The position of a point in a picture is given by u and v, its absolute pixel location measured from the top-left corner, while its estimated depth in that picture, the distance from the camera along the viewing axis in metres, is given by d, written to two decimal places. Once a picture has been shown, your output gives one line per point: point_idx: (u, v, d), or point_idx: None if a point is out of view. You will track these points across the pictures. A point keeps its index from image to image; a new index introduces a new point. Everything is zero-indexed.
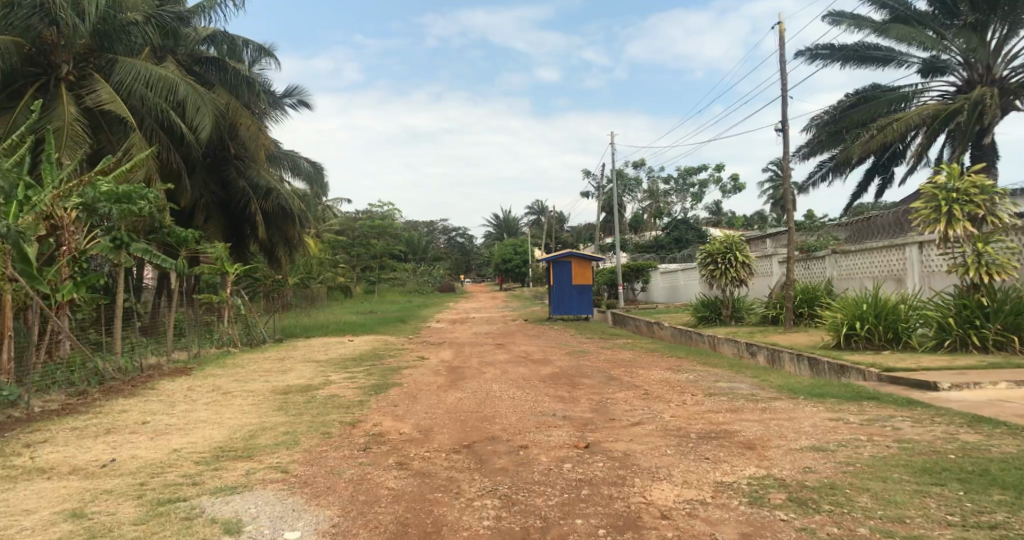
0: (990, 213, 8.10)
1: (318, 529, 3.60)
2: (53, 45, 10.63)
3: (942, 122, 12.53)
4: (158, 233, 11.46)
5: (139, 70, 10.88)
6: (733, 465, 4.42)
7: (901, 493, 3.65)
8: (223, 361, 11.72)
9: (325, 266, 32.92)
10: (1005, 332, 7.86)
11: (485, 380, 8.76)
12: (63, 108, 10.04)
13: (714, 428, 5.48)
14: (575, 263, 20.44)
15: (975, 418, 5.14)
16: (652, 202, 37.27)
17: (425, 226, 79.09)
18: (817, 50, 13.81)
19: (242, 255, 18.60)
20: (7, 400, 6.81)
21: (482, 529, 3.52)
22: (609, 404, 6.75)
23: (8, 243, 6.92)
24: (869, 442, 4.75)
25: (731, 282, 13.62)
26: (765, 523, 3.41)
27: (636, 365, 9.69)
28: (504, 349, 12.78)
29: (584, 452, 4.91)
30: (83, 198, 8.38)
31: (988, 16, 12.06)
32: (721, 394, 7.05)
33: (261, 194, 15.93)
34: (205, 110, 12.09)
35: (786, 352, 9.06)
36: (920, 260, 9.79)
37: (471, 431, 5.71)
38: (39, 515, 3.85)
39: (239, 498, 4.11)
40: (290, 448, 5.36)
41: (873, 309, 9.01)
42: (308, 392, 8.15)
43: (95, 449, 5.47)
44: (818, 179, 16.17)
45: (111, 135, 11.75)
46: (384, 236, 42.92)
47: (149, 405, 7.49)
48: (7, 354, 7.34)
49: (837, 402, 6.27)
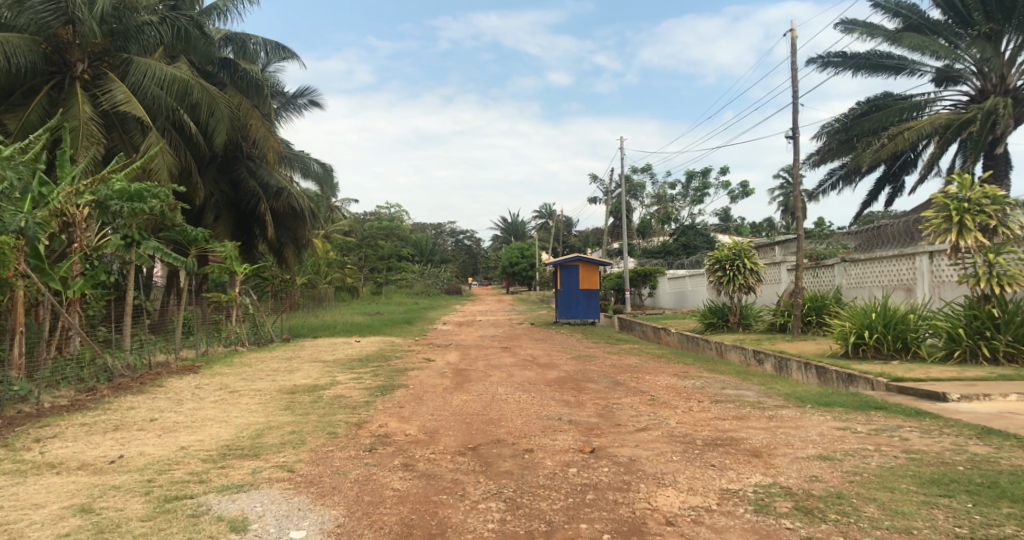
0: (1002, 224, 8.05)
1: (323, 528, 3.62)
2: (69, 43, 10.75)
3: (954, 132, 12.45)
4: (170, 232, 11.59)
5: (153, 71, 10.97)
6: (739, 472, 4.40)
7: (909, 504, 3.63)
8: (230, 360, 11.79)
9: (332, 267, 33.06)
10: (1015, 344, 7.80)
11: (491, 383, 8.76)
12: (77, 107, 10.11)
13: (720, 435, 5.45)
14: (582, 267, 20.40)
15: (985, 430, 5.09)
16: (659, 207, 37.27)
17: (433, 228, 79.76)
18: (828, 58, 13.81)
19: (251, 255, 18.77)
20: (18, 395, 6.90)
21: (486, 532, 3.53)
22: (615, 409, 6.75)
23: (25, 236, 7.17)
24: (877, 452, 4.72)
25: (739, 289, 13.55)
26: (771, 532, 3.40)
27: (643, 371, 9.67)
28: (509, 352, 12.78)
29: (589, 457, 4.90)
30: (96, 196, 8.51)
31: (1002, 26, 11.97)
32: (728, 401, 7.03)
33: (272, 193, 16.14)
34: (218, 113, 12.27)
35: (794, 361, 9.00)
36: (930, 270, 9.73)
37: (477, 434, 5.72)
38: (47, 510, 3.88)
39: (246, 496, 4.15)
40: (295, 447, 5.38)
41: (882, 317, 8.92)
42: (314, 392, 8.18)
43: (104, 445, 5.51)
44: (828, 187, 16.10)
45: (124, 134, 11.83)
46: (391, 238, 43.11)
47: (157, 402, 7.54)
48: (19, 350, 7.40)
49: (845, 411, 6.22)
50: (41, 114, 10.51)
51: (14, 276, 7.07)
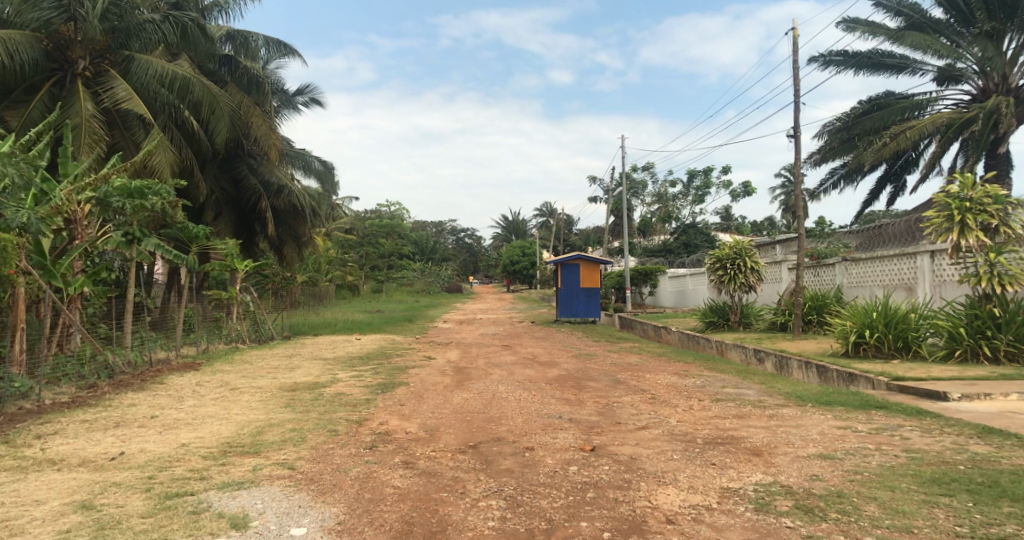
0: (1003, 224, 8.02)
1: (323, 525, 3.62)
2: (71, 40, 10.77)
3: (955, 131, 12.43)
4: (171, 229, 11.57)
5: (154, 68, 10.97)
6: (739, 471, 4.40)
7: (909, 503, 3.63)
8: (231, 357, 11.81)
9: (332, 266, 33.05)
10: (1016, 343, 7.80)
11: (491, 381, 8.77)
12: (79, 104, 10.12)
13: (721, 434, 5.45)
14: (583, 266, 20.40)
15: (986, 430, 5.08)
16: (660, 206, 37.25)
17: (433, 227, 79.85)
18: (830, 56, 13.78)
19: (252, 253, 18.77)
20: (19, 391, 6.91)
21: (486, 529, 3.53)
22: (615, 407, 6.75)
23: (26, 233, 7.14)
24: (877, 451, 4.72)
25: (739, 288, 13.54)
26: (771, 530, 3.40)
27: (643, 369, 9.66)
28: (510, 350, 12.79)
29: (589, 455, 4.91)
30: (96, 193, 8.51)
31: (1005, 25, 11.93)
32: (729, 400, 7.03)
33: (273, 191, 16.16)
34: (219, 111, 12.28)
35: (795, 360, 8.99)
36: (931, 270, 9.72)
37: (477, 432, 5.72)
38: (48, 506, 3.89)
39: (246, 493, 4.15)
40: (296, 445, 5.38)
41: (883, 316, 8.90)
42: (315, 390, 8.18)
43: (105, 442, 5.51)
44: (829, 187, 16.08)
45: (125, 131, 11.83)
46: (392, 236, 43.10)
47: (157, 399, 7.54)
48: (19, 346, 7.39)
49: (845, 410, 6.21)
50: (42, 110, 10.52)
51: (15, 273, 7.09)
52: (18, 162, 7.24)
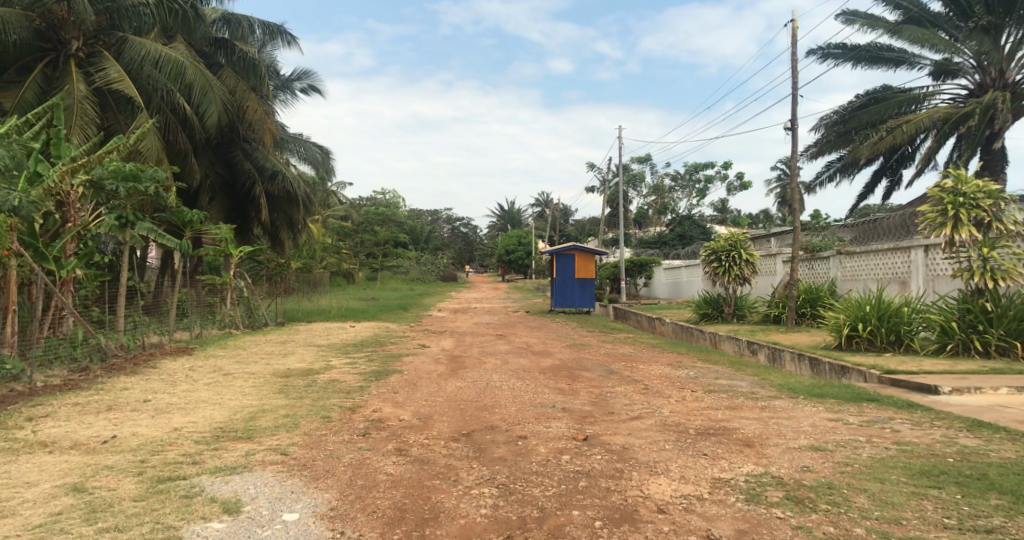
0: (996, 219, 8.08)
1: (315, 511, 3.63)
2: (64, 20, 10.58)
3: (952, 126, 12.41)
4: (165, 213, 11.49)
5: (146, 51, 10.84)
6: (730, 462, 4.42)
7: (898, 495, 3.65)
8: (224, 342, 11.81)
9: (329, 252, 33.05)
10: (1007, 337, 7.82)
11: (485, 370, 8.77)
12: (71, 85, 9.99)
13: (713, 425, 5.47)
14: (579, 256, 20.37)
15: (976, 422, 5.13)
16: (657, 197, 37.98)
17: (430, 215, 80.07)
18: (828, 49, 13.70)
19: (247, 238, 18.77)
20: (10, 374, 6.88)
21: (479, 517, 3.54)
22: (608, 397, 6.78)
23: (18, 215, 7.04)
24: (867, 443, 4.75)
25: (734, 280, 13.55)
26: (761, 521, 3.42)
27: (637, 360, 9.69)
28: (505, 339, 12.79)
29: (582, 445, 4.92)
30: (91, 174, 8.47)
31: (1003, 19, 11.96)
32: (721, 391, 7.07)
33: (267, 176, 16.06)
34: (211, 95, 12.07)
35: (788, 351, 9.04)
36: (924, 263, 9.76)
37: (470, 420, 5.72)
38: (40, 488, 3.88)
39: (239, 477, 4.15)
40: (289, 430, 5.37)
41: (876, 310, 8.96)
42: (308, 376, 8.20)
43: (97, 425, 5.50)
44: (826, 179, 16.09)
45: (119, 114, 11.71)
46: (386, 224, 43.02)
47: (149, 383, 7.52)
48: (11, 328, 7.35)
49: (837, 403, 6.25)
50: (37, 91, 10.40)
51: (8, 255, 7.06)
52: (12, 143, 7.17)
